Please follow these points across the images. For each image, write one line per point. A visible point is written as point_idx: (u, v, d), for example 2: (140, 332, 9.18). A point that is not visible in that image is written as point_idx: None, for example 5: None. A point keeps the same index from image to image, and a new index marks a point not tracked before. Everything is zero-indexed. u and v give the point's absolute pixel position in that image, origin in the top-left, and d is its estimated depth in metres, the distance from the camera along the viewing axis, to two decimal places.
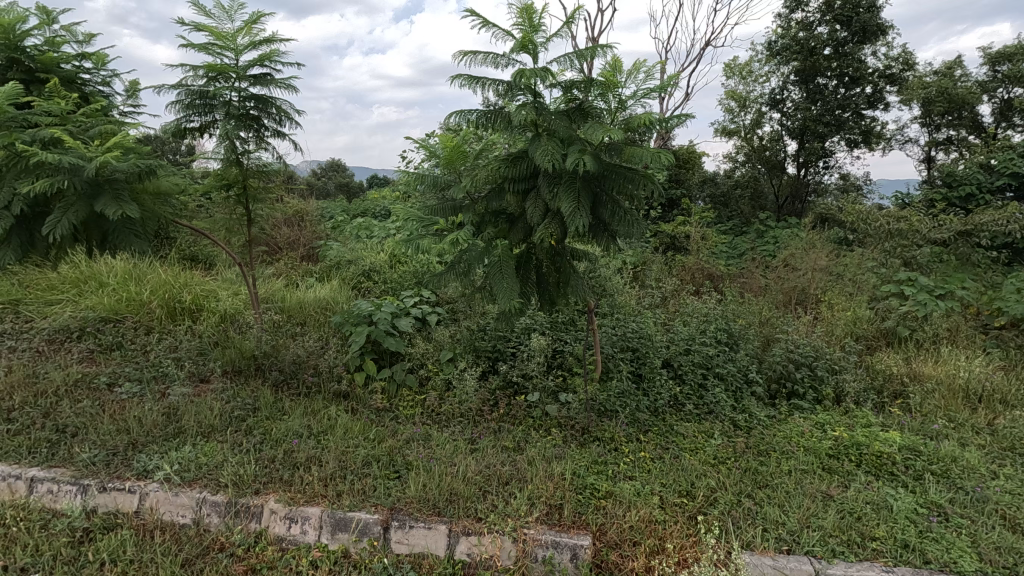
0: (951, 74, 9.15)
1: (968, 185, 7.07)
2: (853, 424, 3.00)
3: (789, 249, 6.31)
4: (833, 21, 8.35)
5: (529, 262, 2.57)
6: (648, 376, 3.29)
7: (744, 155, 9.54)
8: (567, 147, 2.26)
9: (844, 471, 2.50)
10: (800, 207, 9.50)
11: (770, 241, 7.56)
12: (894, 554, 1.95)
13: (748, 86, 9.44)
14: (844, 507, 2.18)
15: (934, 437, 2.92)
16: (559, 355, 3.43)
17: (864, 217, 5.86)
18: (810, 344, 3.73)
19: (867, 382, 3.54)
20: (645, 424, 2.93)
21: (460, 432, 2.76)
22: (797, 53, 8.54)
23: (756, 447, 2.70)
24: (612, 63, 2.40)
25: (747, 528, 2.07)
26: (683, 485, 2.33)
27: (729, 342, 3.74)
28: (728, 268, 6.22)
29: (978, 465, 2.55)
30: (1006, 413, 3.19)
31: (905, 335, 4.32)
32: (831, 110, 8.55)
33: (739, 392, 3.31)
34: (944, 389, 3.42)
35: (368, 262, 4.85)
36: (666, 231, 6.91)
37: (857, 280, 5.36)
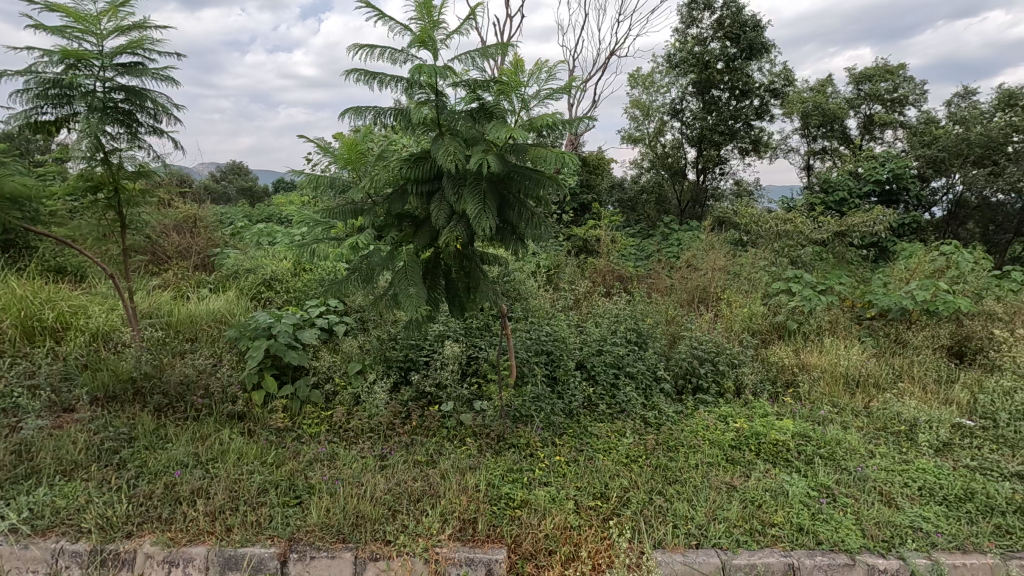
0: (824, 91, 10.16)
1: (841, 191, 7.84)
2: (751, 414, 3.19)
3: (691, 250, 6.66)
4: (724, 38, 8.98)
5: (438, 267, 2.48)
6: (562, 379, 3.31)
7: (649, 162, 9.98)
8: (471, 148, 2.21)
9: (744, 461, 2.63)
10: (699, 210, 10.14)
11: (675, 242, 7.97)
12: (790, 538, 2.06)
13: (651, 96, 9.92)
14: (746, 497, 2.29)
15: (821, 422, 3.16)
16: (474, 361, 3.37)
17: (755, 220, 6.33)
18: (712, 339, 3.93)
19: (762, 374, 3.79)
20: (560, 426, 2.94)
21: (369, 449, 2.62)
22: (694, 66, 9.11)
23: (665, 443, 2.79)
24: (515, 62, 2.36)
25: (658, 526, 2.10)
26: (597, 487, 2.34)
27: (638, 341, 3.87)
28: (636, 269, 6.46)
29: (858, 446, 2.78)
30: (879, 397, 3.54)
31: (794, 328, 4.67)
32: (724, 120, 9.18)
33: (649, 389, 3.42)
34: (827, 377, 3.74)
35: (269, 270, 4.53)
36: (578, 234, 7.09)
37: (752, 279, 5.77)
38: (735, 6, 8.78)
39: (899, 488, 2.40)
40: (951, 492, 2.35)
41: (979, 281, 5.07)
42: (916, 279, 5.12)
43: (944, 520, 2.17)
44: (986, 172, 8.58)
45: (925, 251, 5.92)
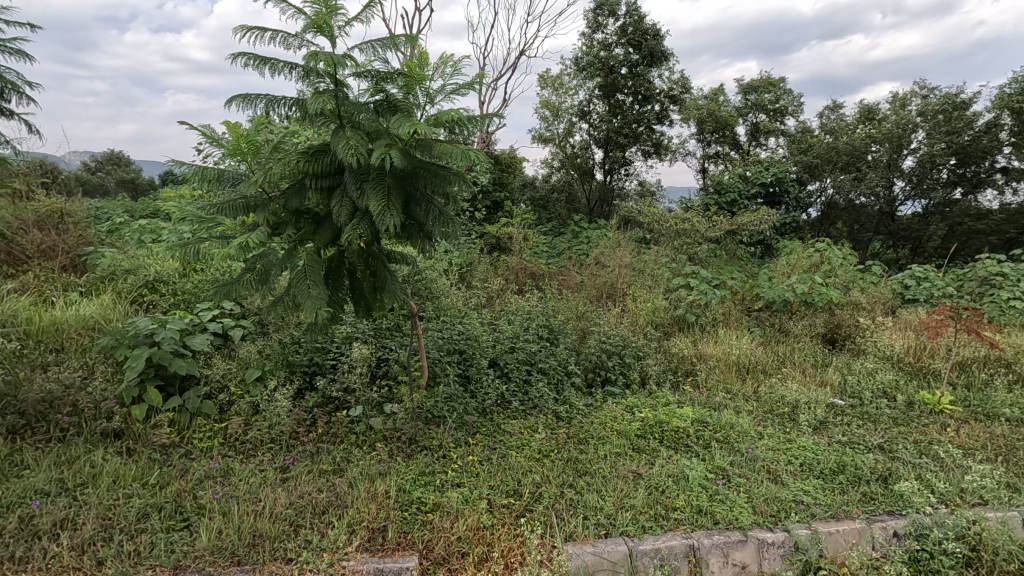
0: (716, 99, 10.94)
1: (732, 193, 8.47)
2: (655, 403, 3.36)
3: (599, 247, 6.90)
4: (627, 45, 9.38)
5: (341, 266, 2.37)
6: (475, 378, 3.30)
7: (559, 161, 10.24)
8: (374, 142, 2.12)
9: (649, 449, 2.76)
10: (606, 209, 10.56)
11: (584, 240, 8.22)
12: (690, 520, 2.17)
13: (560, 97, 10.16)
14: (650, 483, 2.40)
15: (717, 408, 3.39)
16: (384, 363, 3.26)
17: (658, 219, 6.75)
18: (618, 334, 4.09)
19: (664, 364, 4.01)
20: (473, 425, 2.93)
21: (269, 461, 2.46)
22: (600, 70, 9.43)
23: (576, 436, 2.86)
24: (419, 55, 2.31)
25: (569, 519, 2.14)
26: (510, 485, 2.35)
27: (549, 337, 3.94)
28: (547, 267, 6.58)
29: (749, 429, 3.01)
30: (766, 381, 3.85)
31: (693, 321, 4.97)
32: (628, 123, 9.62)
33: (560, 383, 3.49)
34: (722, 365, 4.02)
35: (152, 270, 4.11)
36: (491, 232, 7.11)
37: (655, 274, 6.07)
38: (637, 14, 9.21)
39: (784, 466, 2.62)
40: (826, 466, 2.60)
41: (846, 275, 5.68)
42: (795, 273, 5.65)
43: (822, 492, 2.38)
44: (851, 177, 9.65)
45: (803, 248, 6.55)
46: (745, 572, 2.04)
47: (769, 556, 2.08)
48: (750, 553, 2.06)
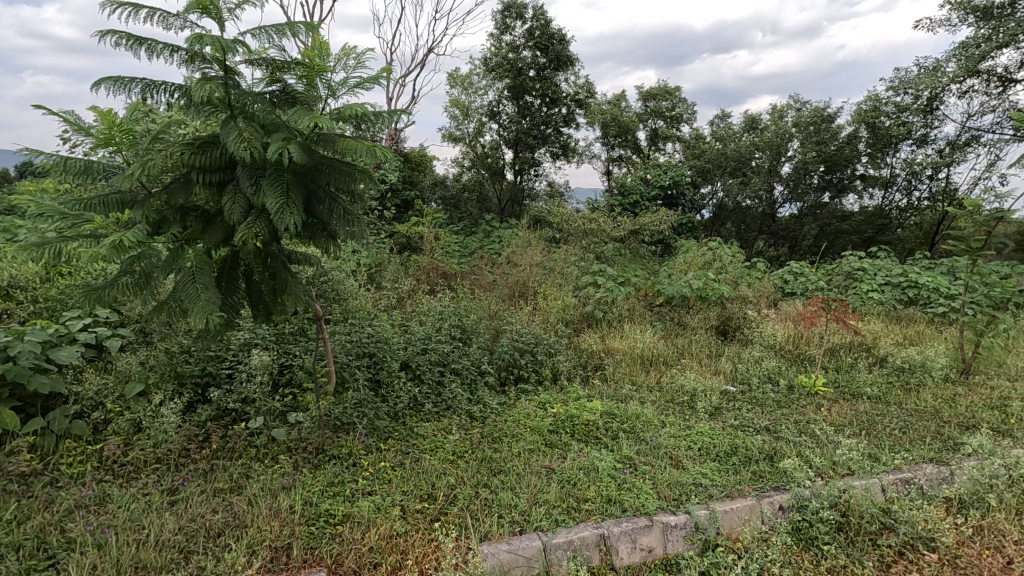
0: (619, 104, 11.46)
1: (634, 195, 8.91)
2: (566, 398, 3.45)
3: (511, 246, 6.96)
4: (535, 48, 9.57)
5: (236, 267, 2.20)
6: (386, 382, 3.21)
7: (469, 160, 10.25)
8: (269, 135, 1.99)
9: (561, 443, 2.82)
10: (517, 209, 10.72)
11: (496, 239, 8.27)
12: (601, 510, 2.23)
13: (469, 97, 10.14)
14: (562, 477, 2.45)
15: (624, 400, 3.54)
16: (287, 370, 3.09)
17: (567, 219, 7.19)
18: (530, 331, 4.15)
19: (574, 360, 4.13)
20: (385, 430, 2.84)
21: (155, 483, 2.24)
22: (508, 71, 9.54)
23: (490, 435, 2.87)
24: (318, 45, 2.20)
25: (485, 519, 2.14)
26: (424, 489, 2.32)
27: (462, 337, 3.92)
28: (460, 266, 6.54)
29: (653, 418, 3.17)
30: (667, 372, 4.07)
31: (600, 316, 5.16)
32: (537, 125, 9.84)
33: (473, 383, 3.49)
34: (627, 359, 4.21)
35: (5, 274, 3.58)
36: (401, 231, 6.97)
37: (564, 272, 6.24)
38: (544, 19, 9.43)
39: (684, 451, 2.78)
40: (721, 448, 2.80)
41: (735, 271, 6.17)
42: (692, 270, 6.05)
43: (718, 474, 2.55)
44: (739, 181, 10.50)
45: (698, 247, 7.03)
46: (651, 555, 2.13)
47: (672, 538, 2.17)
48: (656, 537, 2.14)
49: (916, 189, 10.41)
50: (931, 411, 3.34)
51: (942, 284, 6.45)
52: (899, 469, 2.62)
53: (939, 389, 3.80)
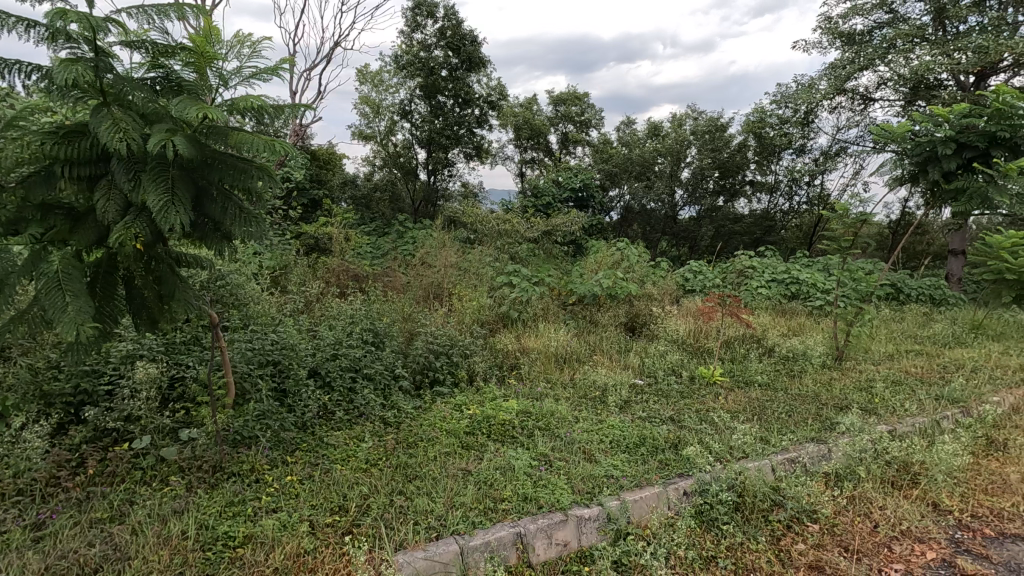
0: (531, 108, 11.72)
1: (547, 196, 9.11)
2: (482, 399, 3.45)
3: (424, 247, 6.80)
4: (447, 48, 9.56)
5: (113, 271, 1.98)
6: (293, 391, 3.04)
7: (381, 159, 10.02)
8: (151, 126, 1.82)
9: (478, 445, 2.82)
10: (431, 210, 10.62)
11: (409, 240, 8.12)
12: (517, 509, 2.24)
13: (380, 95, 9.87)
14: (479, 479, 2.45)
15: (538, 397, 3.60)
16: (178, 384, 2.84)
17: (481, 220, 7.25)
18: (444, 333, 4.11)
19: (490, 360, 4.14)
20: (291, 443, 2.70)
21: (17, 518, 1.97)
22: (420, 70, 9.44)
23: (405, 441, 2.81)
24: (207, 29, 2.04)
25: (399, 527, 2.08)
26: (335, 501, 2.22)
27: (374, 341, 3.80)
28: (371, 268, 6.34)
29: (566, 414, 3.25)
30: (580, 369, 4.19)
31: (515, 316, 5.21)
32: (450, 125, 9.86)
33: (387, 388, 3.40)
34: (542, 357, 4.30)
35: None
36: (308, 232, 6.67)
37: (479, 273, 6.25)
38: (455, 19, 9.41)
39: (596, 445, 2.87)
40: (630, 440, 2.92)
41: (641, 270, 6.50)
42: (601, 270, 6.30)
43: (627, 465, 2.65)
44: (644, 185, 11.05)
45: (607, 247, 7.34)
46: (567, 549, 2.16)
47: (587, 530, 2.22)
48: (571, 531, 2.18)
49: (796, 194, 11.53)
50: (812, 395, 3.69)
51: (818, 280, 7.16)
52: (785, 449, 2.86)
53: (818, 374, 4.21)
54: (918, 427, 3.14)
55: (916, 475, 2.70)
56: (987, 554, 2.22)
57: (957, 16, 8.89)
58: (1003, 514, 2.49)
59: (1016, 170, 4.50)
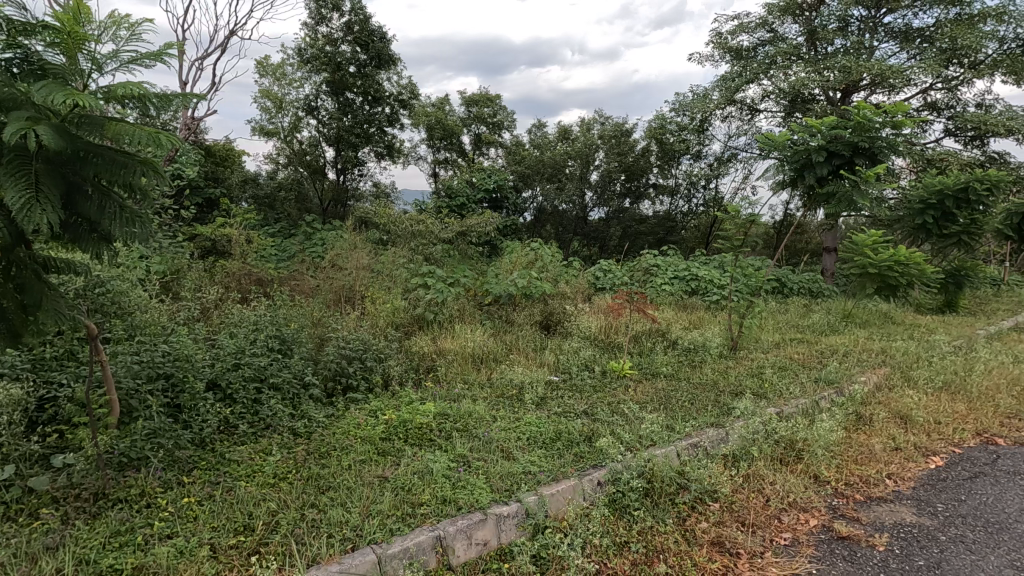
0: (443, 108, 12.01)
1: (461, 197, 9.10)
2: (399, 403, 3.38)
3: (335, 250, 6.39)
4: (354, 43, 9.30)
5: None
6: (189, 406, 2.81)
7: (285, 157, 9.61)
8: (7, 113, 1.60)
9: (394, 450, 2.75)
10: (341, 210, 10.39)
11: (318, 242, 7.77)
12: (436, 512, 2.21)
13: (282, 89, 9.45)
14: (396, 485, 2.39)
15: (456, 399, 3.58)
16: (49, 405, 2.53)
17: (393, 221, 7.14)
18: (357, 337, 3.98)
19: (406, 364, 4.06)
20: (188, 462, 2.49)
21: None
22: (326, 65, 9.11)
23: (316, 452, 2.69)
24: (76, 7, 1.83)
25: (312, 542, 1.98)
26: (240, 520, 2.08)
27: (281, 348, 3.59)
28: (276, 272, 6.00)
29: (484, 413, 3.27)
30: (497, 368, 4.22)
31: (431, 318, 5.14)
32: (359, 123, 9.68)
33: (296, 398, 3.23)
34: (458, 358, 4.28)
35: None
36: (204, 233, 6.22)
37: (392, 275, 6.11)
38: (363, 14, 9.18)
39: (514, 443, 2.90)
40: (547, 435, 2.99)
41: (554, 270, 6.67)
42: (516, 270, 6.39)
43: (545, 460, 2.70)
44: (555, 186, 11.35)
45: (521, 247, 7.47)
46: (486, 548, 2.17)
47: (506, 527, 2.24)
48: (490, 529, 2.19)
49: (693, 197, 12.36)
50: (710, 382, 3.97)
51: (714, 277, 7.72)
52: (688, 435, 3.06)
53: (716, 363, 4.54)
54: (800, 408, 3.48)
55: (800, 451, 2.99)
56: (858, 516, 2.50)
57: (826, 38, 9.96)
58: (870, 479, 2.81)
59: (873, 176, 5.12)
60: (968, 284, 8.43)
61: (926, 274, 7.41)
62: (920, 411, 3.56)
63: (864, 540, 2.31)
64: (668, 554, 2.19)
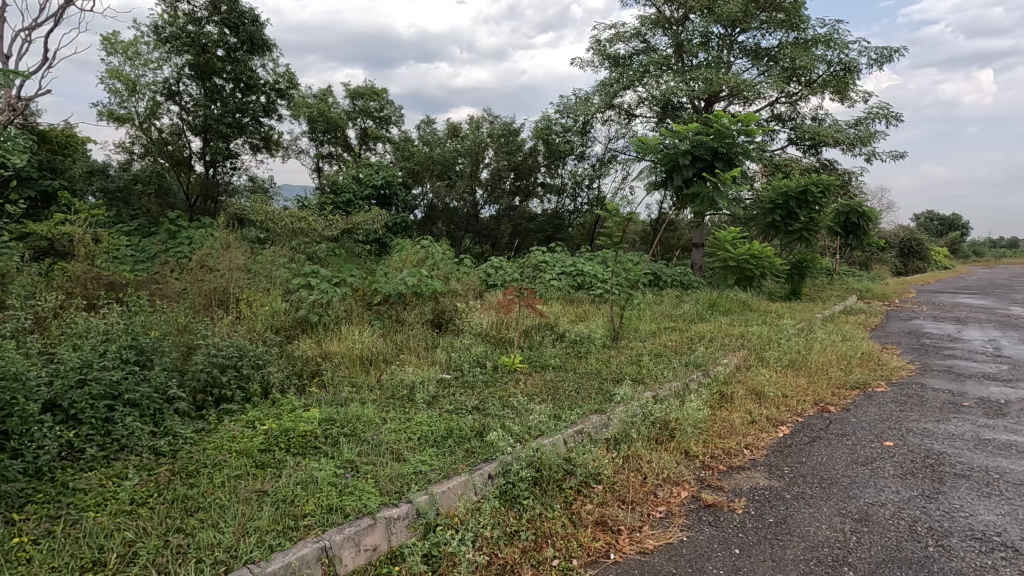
0: (325, 100, 11.62)
1: (347, 193, 8.74)
2: (280, 412, 3.18)
3: (203, 249, 5.90)
4: (222, 24, 8.56)
5: None
6: (19, 432, 2.42)
7: (141, 146, 8.90)
8: None
9: (275, 462, 2.59)
10: (211, 206, 9.67)
11: (184, 241, 7.06)
12: (321, 522, 2.11)
13: (136, 70, 8.70)
14: (277, 498, 2.25)
15: (343, 403, 3.44)
16: None
17: (272, 217, 6.71)
18: (231, 343, 3.68)
19: (287, 370, 3.82)
20: (21, 496, 2.16)
21: None
22: (189, 46, 8.27)
23: (183, 471, 2.45)
24: None
25: (177, 570, 1.80)
26: (87, 556, 1.84)
27: (138, 360, 3.22)
28: (133, 274, 5.37)
29: (374, 416, 3.18)
30: (387, 369, 4.13)
31: (315, 321, 4.88)
32: (230, 112, 8.90)
33: (158, 414, 2.92)
34: (346, 361, 4.13)
35: None
36: (39, 232, 5.43)
37: (271, 276, 5.71)
38: None
39: (404, 443, 2.85)
40: (439, 433, 2.98)
41: (445, 267, 6.63)
42: (406, 268, 6.27)
43: (436, 459, 2.68)
44: (445, 184, 11.34)
45: (411, 244, 7.37)
46: (376, 553, 2.11)
47: (396, 529, 2.19)
48: (379, 534, 2.13)
49: (578, 196, 12.92)
50: (595, 371, 4.20)
51: (598, 272, 8.15)
52: (575, 422, 3.21)
53: (600, 353, 4.80)
54: (673, 390, 3.79)
55: (673, 429, 3.26)
56: (721, 484, 2.79)
57: (691, 51, 10.88)
58: (730, 451, 3.14)
59: (731, 179, 5.69)
60: (809, 274, 9.64)
61: (775, 265, 8.42)
62: (771, 387, 4.04)
63: (726, 506, 2.57)
64: (556, 538, 2.28)
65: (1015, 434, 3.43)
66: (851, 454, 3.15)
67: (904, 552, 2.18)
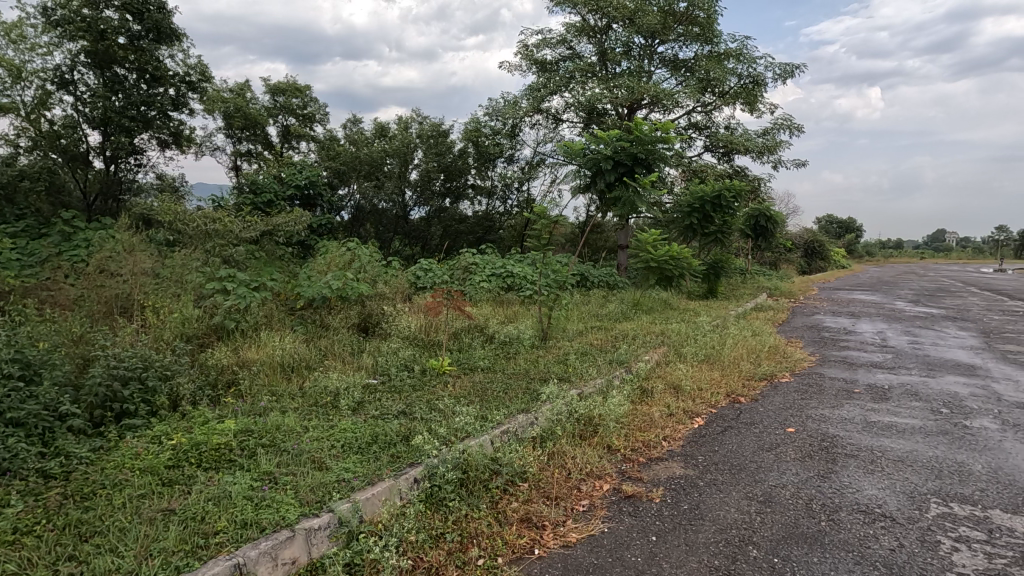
0: (243, 94, 11.06)
1: (268, 193, 8.36)
2: (190, 425, 2.99)
3: (103, 251, 5.44)
4: (122, 10, 7.96)
5: None
6: None
7: (30, 139, 8.13)
8: None
9: (184, 478, 2.43)
10: (112, 205, 9.04)
11: (80, 243, 6.48)
12: (233, 538, 2.01)
13: (22, 56, 7.91)
14: (185, 516, 2.12)
15: (262, 413, 3.29)
16: None
17: (182, 218, 6.29)
18: (135, 353, 3.42)
19: (199, 380, 3.60)
20: None
21: None
22: (84, 31, 7.63)
23: (78, 493, 2.26)
24: None
25: None
26: None
27: (24, 374, 2.92)
28: (19, 280, 4.86)
29: (295, 425, 3.06)
30: (310, 376, 3.99)
31: (231, 327, 4.62)
32: (134, 105, 8.30)
33: (48, 433, 2.67)
34: (266, 369, 3.95)
35: None
36: None
37: (182, 280, 5.35)
38: None
39: (327, 451, 2.77)
40: (363, 440, 2.91)
41: (373, 270, 6.49)
42: (330, 271, 6.08)
43: (360, 466, 2.63)
44: (373, 184, 11.12)
45: (336, 246, 7.15)
46: (295, 566, 2.04)
47: (316, 540, 2.12)
48: (298, 546, 2.05)
49: (509, 198, 13.03)
50: (523, 371, 4.27)
51: (527, 273, 8.27)
52: (501, 422, 3.24)
53: (529, 353, 4.89)
54: (597, 387, 3.92)
55: (597, 425, 3.37)
56: (640, 476, 2.91)
57: (614, 59, 11.31)
58: (650, 443, 3.29)
59: (649, 184, 5.95)
60: (724, 274, 10.24)
61: (692, 265, 8.92)
62: (688, 381, 4.27)
63: (645, 496, 2.70)
64: (481, 537, 2.30)
65: (896, 415, 3.83)
66: (758, 441, 3.39)
67: (800, 528, 2.37)
